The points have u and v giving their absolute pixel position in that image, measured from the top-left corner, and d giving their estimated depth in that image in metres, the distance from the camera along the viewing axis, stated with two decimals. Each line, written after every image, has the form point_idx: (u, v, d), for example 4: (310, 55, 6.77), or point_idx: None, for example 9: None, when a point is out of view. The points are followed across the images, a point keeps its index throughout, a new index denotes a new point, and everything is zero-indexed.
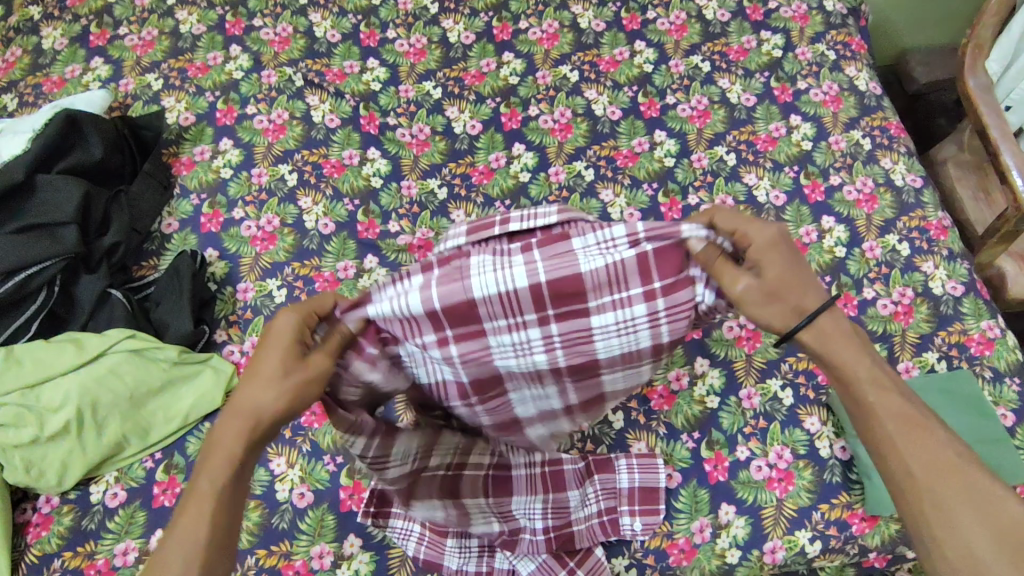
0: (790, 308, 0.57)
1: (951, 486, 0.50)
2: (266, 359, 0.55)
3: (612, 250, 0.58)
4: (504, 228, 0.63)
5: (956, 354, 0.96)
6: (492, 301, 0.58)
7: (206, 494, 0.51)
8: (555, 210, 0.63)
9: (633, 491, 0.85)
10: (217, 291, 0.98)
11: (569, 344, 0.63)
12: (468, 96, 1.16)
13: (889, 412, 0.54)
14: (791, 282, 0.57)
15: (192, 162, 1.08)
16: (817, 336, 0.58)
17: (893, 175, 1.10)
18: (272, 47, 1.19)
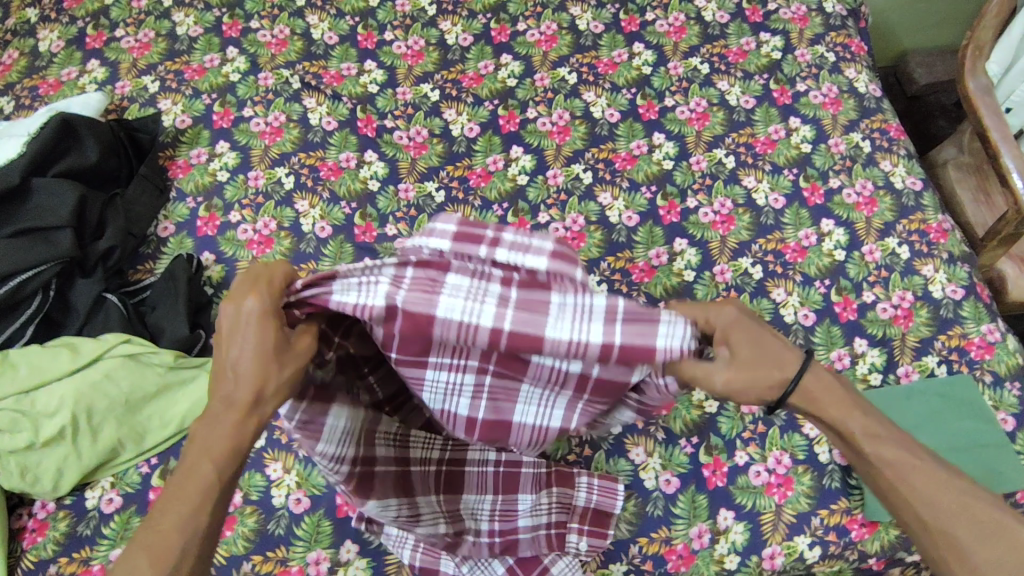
0: (774, 379, 0.53)
1: (963, 524, 0.50)
2: (246, 337, 0.50)
3: (584, 323, 0.52)
4: (491, 249, 0.57)
5: (956, 357, 0.96)
6: (448, 327, 0.53)
7: (198, 480, 0.47)
8: (551, 248, 0.58)
9: (587, 510, 0.82)
10: (214, 295, 0.98)
11: (494, 395, 0.66)
12: (466, 98, 1.15)
13: (891, 461, 0.52)
14: (760, 366, 0.53)
15: (189, 165, 1.08)
16: (806, 400, 0.55)
17: (894, 177, 1.10)
18: (269, 49, 1.19)
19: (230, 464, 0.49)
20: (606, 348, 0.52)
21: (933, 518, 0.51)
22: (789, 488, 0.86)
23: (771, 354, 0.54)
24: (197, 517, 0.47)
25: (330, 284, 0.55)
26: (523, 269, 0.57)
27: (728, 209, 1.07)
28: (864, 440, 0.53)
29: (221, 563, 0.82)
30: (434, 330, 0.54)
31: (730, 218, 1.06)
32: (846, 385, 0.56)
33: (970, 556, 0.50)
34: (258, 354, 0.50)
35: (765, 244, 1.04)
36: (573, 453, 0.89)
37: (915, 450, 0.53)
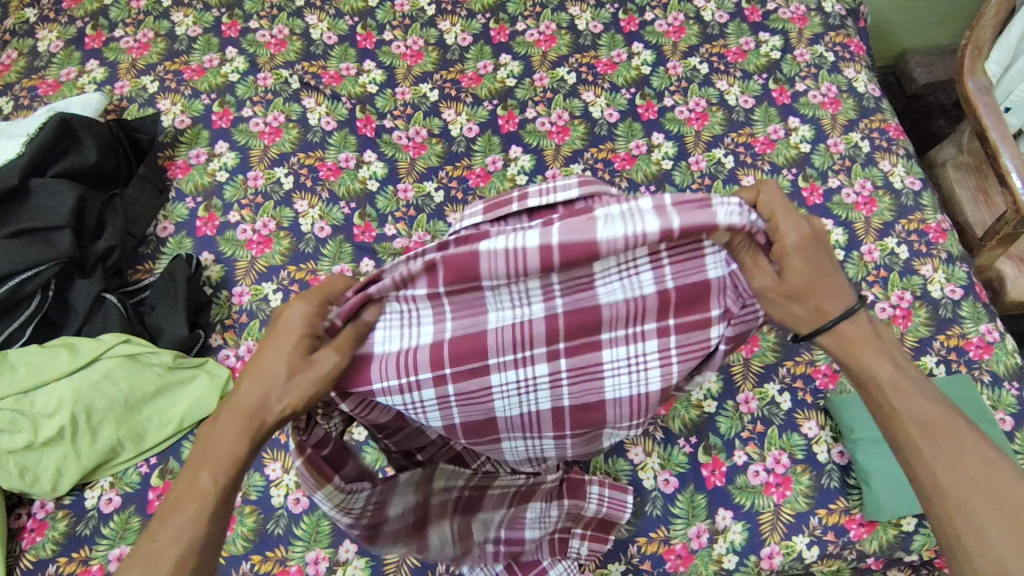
0: (830, 293, 0.53)
1: (978, 494, 0.49)
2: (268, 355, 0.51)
3: (637, 217, 0.48)
4: (521, 205, 0.57)
5: (955, 357, 0.96)
6: (496, 259, 0.49)
7: (198, 490, 0.49)
8: (576, 185, 0.57)
9: (594, 518, 0.82)
10: (213, 295, 0.98)
11: (575, 375, 0.58)
12: (465, 98, 1.15)
13: (920, 416, 0.52)
14: (822, 284, 0.52)
15: (188, 165, 1.08)
16: (838, 340, 0.54)
17: (893, 177, 1.10)
18: (268, 49, 1.19)
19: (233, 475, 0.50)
20: (667, 224, 0.48)
21: (950, 480, 0.49)
22: (787, 488, 0.86)
23: (834, 280, 0.52)
24: (194, 530, 0.48)
25: (374, 288, 0.53)
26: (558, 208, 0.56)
27: None
28: (893, 391, 0.53)
29: (221, 563, 0.82)
30: (482, 267, 0.50)
31: None
32: (889, 341, 0.55)
33: (979, 520, 0.48)
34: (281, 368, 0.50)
35: None
36: None
37: (948, 415, 0.52)
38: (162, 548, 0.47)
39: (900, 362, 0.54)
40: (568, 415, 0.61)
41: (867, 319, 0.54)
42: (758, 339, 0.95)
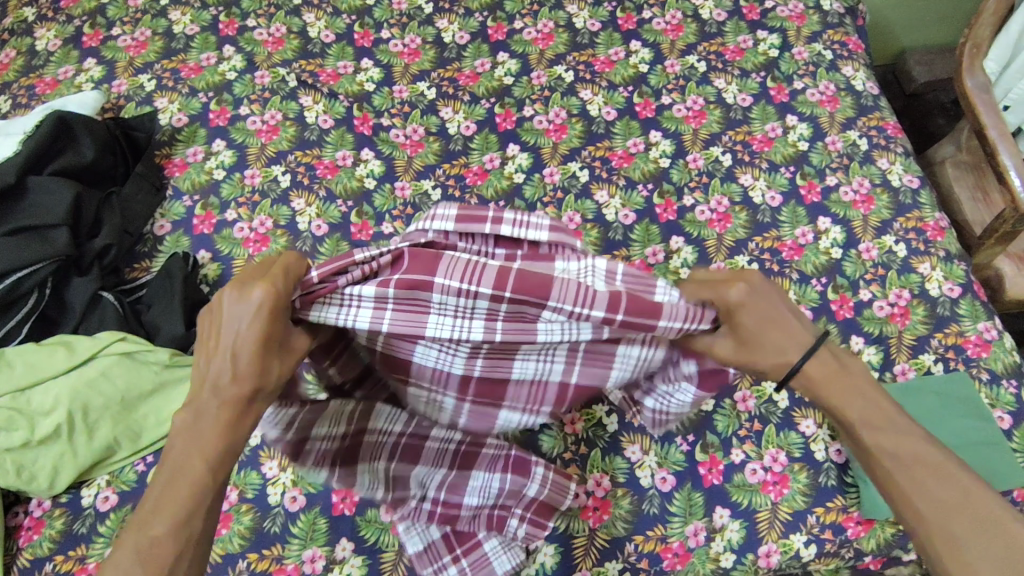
0: (774, 350, 0.56)
1: (956, 514, 0.51)
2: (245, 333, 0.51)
3: (587, 275, 0.62)
4: (495, 227, 0.65)
5: (953, 355, 0.96)
6: (453, 269, 0.57)
7: (189, 479, 0.50)
8: (546, 224, 0.66)
9: (535, 500, 0.81)
10: (210, 293, 0.98)
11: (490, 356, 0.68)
12: (463, 97, 1.15)
13: (892, 447, 0.54)
14: (770, 333, 0.56)
15: (185, 163, 1.08)
16: (805, 380, 0.58)
17: (890, 175, 1.10)
18: (265, 48, 1.18)
19: (219, 461, 0.52)
20: (615, 296, 0.56)
21: (930, 508, 0.51)
22: (784, 486, 0.86)
23: (787, 328, 0.57)
24: (191, 521, 0.49)
25: (339, 278, 0.57)
26: (525, 243, 0.66)
27: (724, 207, 1.07)
28: (862, 424, 0.55)
29: (217, 562, 0.82)
30: (439, 268, 0.57)
31: (726, 216, 1.06)
32: (856, 372, 0.58)
33: (957, 539, 0.50)
34: (256, 347, 0.51)
35: (762, 242, 1.04)
36: (568, 452, 0.88)
37: (919, 439, 0.54)
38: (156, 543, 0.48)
39: (865, 388, 0.57)
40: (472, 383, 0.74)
41: (828, 352, 0.57)
42: None
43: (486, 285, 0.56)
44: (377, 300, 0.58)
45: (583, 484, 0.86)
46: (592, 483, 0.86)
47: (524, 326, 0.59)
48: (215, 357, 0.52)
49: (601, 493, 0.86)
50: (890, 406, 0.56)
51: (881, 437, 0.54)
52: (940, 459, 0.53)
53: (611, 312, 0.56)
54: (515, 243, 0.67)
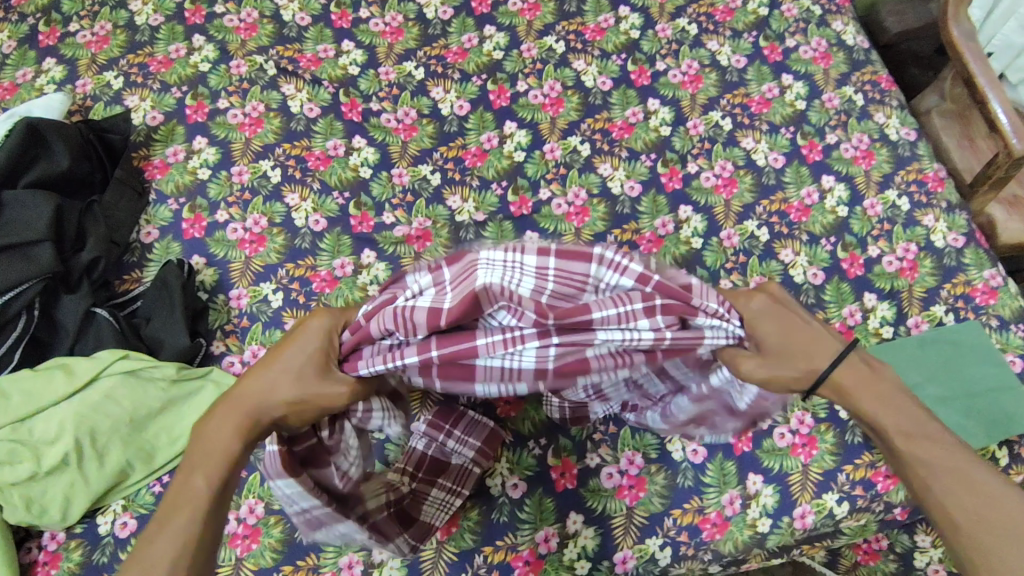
0: (812, 360, 0.56)
1: (994, 523, 0.46)
2: (273, 358, 0.56)
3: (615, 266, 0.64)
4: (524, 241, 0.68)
5: (962, 305, 0.97)
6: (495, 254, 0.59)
7: (194, 486, 0.51)
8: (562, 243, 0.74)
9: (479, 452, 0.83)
10: (209, 301, 0.93)
11: (564, 353, 0.58)
12: (453, 75, 1.11)
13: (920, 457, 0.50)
14: (795, 342, 0.56)
15: (166, 164, 1.01)
16: (834, 391, 0.56)
17: (888, 129, 1.10)
18: (238, 35, 1.12)
19: (226, 472, 0.52)
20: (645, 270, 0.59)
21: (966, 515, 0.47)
22: (814, 448, 0.86)
23: (805, 331, 0.57)
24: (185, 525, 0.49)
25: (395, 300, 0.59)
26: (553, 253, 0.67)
27: (729, 172, 1.05)
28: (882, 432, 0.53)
29: None
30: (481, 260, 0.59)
31: (731, 181, 1.05)
32: (886, 376, 0.55)
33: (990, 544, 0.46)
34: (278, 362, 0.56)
35: (769, 205, 1.03)
36: (598, 433, 0.87)
37: (959, 450, 0.50)
38: (159, 555, 0.47)
39: (894, 393, 0.54)
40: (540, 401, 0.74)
41: (857, 359, 0.55)
42: None
43: (531, 250, 0.59)
44: (436, 287, 0.60)
45: (616, 463, 0.86)
46: (625, 462, 0.86)
47: (578, 287, 0.59)
48: (246, 379, 0.56)
49: (635, 470, 0.85)
50: (916, 410, 0.53)
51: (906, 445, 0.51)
52: (972, 466, 0.49)
53: (645, 274, 0.58)
54: None
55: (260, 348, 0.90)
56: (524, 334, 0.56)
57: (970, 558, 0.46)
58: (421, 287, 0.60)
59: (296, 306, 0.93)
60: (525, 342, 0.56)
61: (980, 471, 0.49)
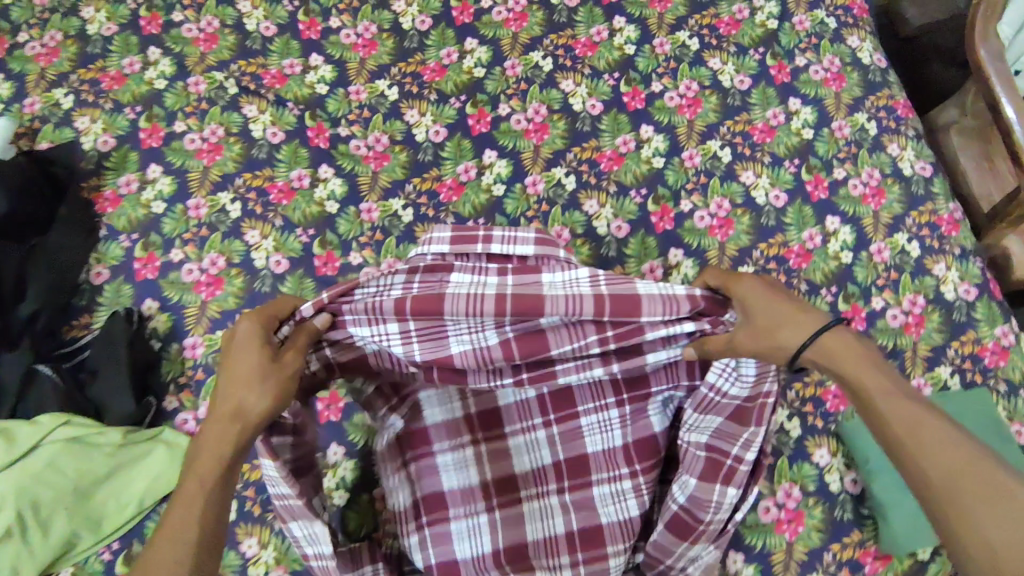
0: (801, 328, 0.62)
1: (972, 491, 0.51)
2: (237, 359, 0.62)
3: (573, 286, 0.72)
4: (486, 245, 0.76)
5: (969, 366, 0.91)
6: (457, 302, 0.68)
7: (197, 495, 0.56)
8: (532, 243, 0.77)
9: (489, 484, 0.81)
10: (162, 350, 0.88)
11: (527, 353, 0.71)
12: (429, 96, 1.02)
13: (895, 424, 0.56)
14: (797, 321, 0.62)
15: (118, 196, 0.94)
16: (822, 354, 0.61)
17: (902, 163, 1.01)
18: (197, 47, 1.03)
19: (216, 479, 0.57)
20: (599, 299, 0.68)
21: (942, 473, 0.52)
22: (801, 525, 0.82)
23: (796, 316, 0.62)
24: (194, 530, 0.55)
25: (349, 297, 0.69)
26: (514, 257, 0.77)
27: (725, 211, 0.97)
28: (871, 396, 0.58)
29: None
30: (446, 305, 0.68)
31: (728, 221, 0.97)
32: (870, 348, 0.61)
33: (971, 516, 0.50)
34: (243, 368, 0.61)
35: (767, 249, 0.95)
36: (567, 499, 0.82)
37: (931, 417, 0.55)
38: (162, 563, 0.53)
39: (871, 362, 0.60)
40: (566, 465, 0.82)
41: (844, 331, 0.61)
42: None
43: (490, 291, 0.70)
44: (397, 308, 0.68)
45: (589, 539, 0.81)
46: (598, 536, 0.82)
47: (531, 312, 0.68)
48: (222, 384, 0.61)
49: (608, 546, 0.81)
50: (881, 376, 0.58)
51: (892, 409, 0.56)
52: (938, 427, 0.54)
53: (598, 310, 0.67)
54: (506, 257, 0.77)
55: None
56: (485, 334, 0.71)
57: (954, 518, 0.51)
58: (393, 292, 0.70)
59: None
60: (487, 333, 0.71)
61: (945, 432, 0.54)
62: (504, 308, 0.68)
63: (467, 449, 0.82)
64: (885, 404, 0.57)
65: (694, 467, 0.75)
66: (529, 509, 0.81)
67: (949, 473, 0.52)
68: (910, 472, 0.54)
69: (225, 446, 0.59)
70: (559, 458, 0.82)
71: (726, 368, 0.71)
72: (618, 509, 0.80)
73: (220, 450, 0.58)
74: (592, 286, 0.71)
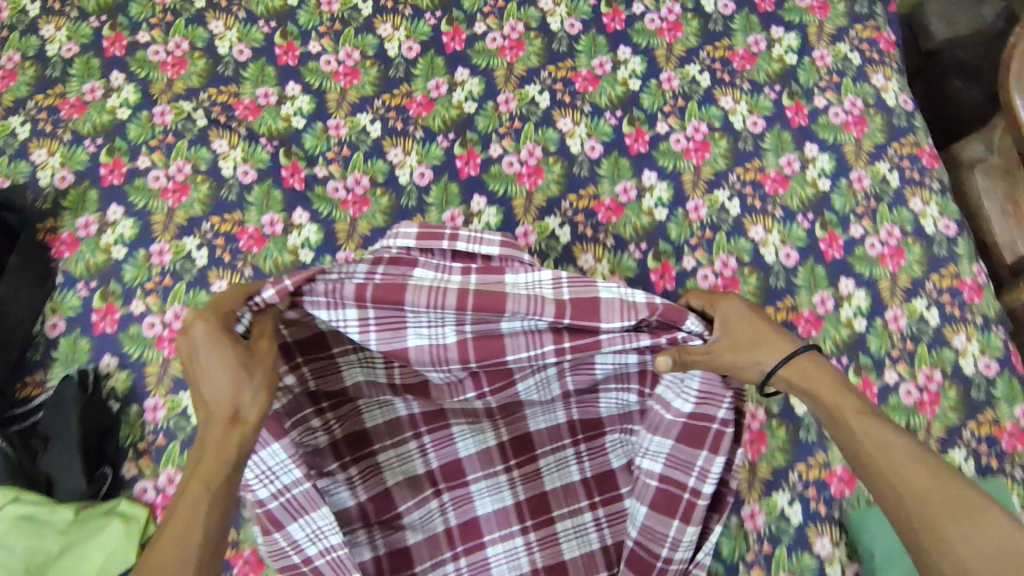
0: (775, 350, 0.66)
1: (938, 502, 0.56)
2: (213, 361, 0.60)
3: (536, 288, 0.71)
4: (451, 244, 0.77)
5: (986, 449, 0.85)
6: (419, 293, 0.68)
7: (200, 500, 0.57)
8: (497, 241, 0.78)
9: (453, 530, 0.81)
10: (120, 412, 0.82)
11: (483, 350, 0.71)
12: (415, 133, 0.94)
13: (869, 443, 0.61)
14: (761, 340, 0.67)
15: (75, 240, 0.88)
16: (795, 378, 0.66)
17: (924, 220, 0.93)
18: (164, 72, 0.95)
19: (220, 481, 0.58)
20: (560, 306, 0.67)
21: (910, 492, 0.58)
22: None
23: (770, 339, 0.67)
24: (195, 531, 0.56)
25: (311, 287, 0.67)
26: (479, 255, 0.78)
27: (731, 269, 0.90)
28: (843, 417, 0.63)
29: None
30: (408, 297, 0.68)
31: (733, 280, 0.89)
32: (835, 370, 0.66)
33: (940, 527, 0.56)
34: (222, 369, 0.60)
35: (774, 314, 0.88)
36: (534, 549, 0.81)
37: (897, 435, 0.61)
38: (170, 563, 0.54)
39: (839, 385, 0.65)
40: (528, 506, 0.82)
41: (814, 357, 0.66)
42: (765, 438, 0.84)
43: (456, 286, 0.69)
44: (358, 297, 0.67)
45: None
46: None
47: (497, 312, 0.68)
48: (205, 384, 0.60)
49: None
50: (850, 399, 0.64)
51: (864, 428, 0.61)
52: (903, 445, 0.60)
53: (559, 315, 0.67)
54: (469, 256, 0.79)
55: (176, 472, 0.80)
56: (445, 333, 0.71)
57: (925, 529, 0.56)
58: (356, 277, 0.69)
59: None
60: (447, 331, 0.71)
61: (909, 449, 0.60)
62: (468, 302, 0.68)
63: (430, 500, 0.81)
64: (855, 424, 0.62)
65: (645, 496, 0.77)
66: (494, 554, 0.81)
67: (918, 487, 0.58)
68: (882, 486, 0.60)
69: (227, 448, 0.58)
70: (521, 499, 0.82)
71: (675, 382, 0.73)
72: (580, 543, 0.81)
73: (222, 448, 0.58)
74: (554, 290, 0.70)
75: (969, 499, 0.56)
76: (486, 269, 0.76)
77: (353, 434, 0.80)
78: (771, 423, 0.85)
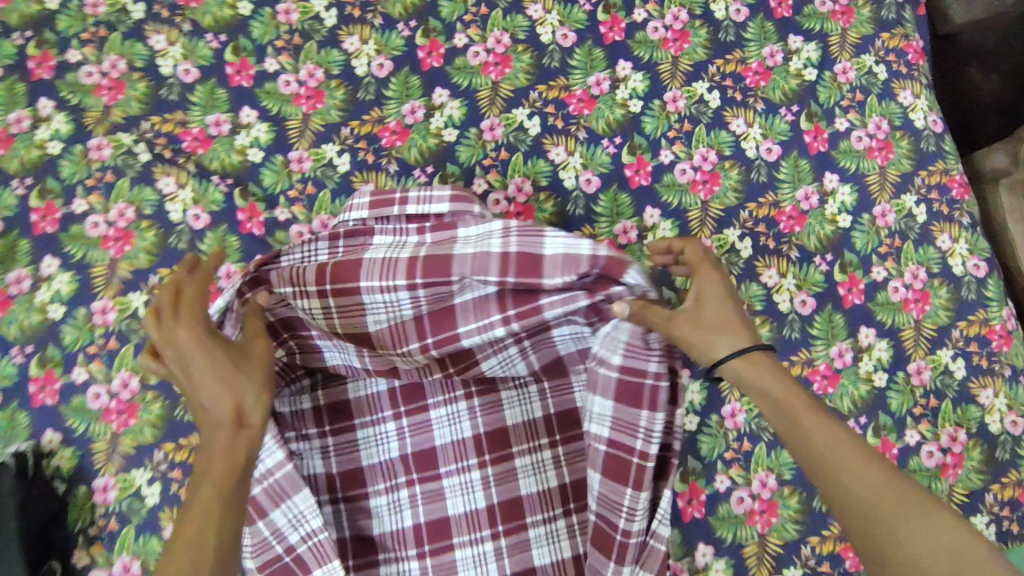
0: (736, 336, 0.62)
1: (891, 505, 0.52)
2: (200, 360, 0.55)
3: (484, 242, 0.68)
4: (402, 207, 0.74)
5: (1009, 514, 0.79)
6: (372, 266, 0.70)
7: (215, 497, 0.52)
8: (448, 198, 0.74)
9: (420, 529, 0.77)
10: (67, 494, 0.74)
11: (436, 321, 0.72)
12: (388, 166, 0.83)
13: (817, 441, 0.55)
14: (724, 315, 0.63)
15: (6, 298, 0.77)
16: (739, 371, 0.61)
17: (952, 259, 0.85)
18: (99, 97, 0.83)
19: (238, 475, 0.53)
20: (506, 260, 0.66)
21: (864, 496, 0.52)
22: None
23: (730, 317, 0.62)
24: (221, 527, 0.51)
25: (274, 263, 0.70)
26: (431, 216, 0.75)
27: None
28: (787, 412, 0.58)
29: None
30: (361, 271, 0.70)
31: None
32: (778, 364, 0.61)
33: (895, 531, 0.51)
34: (208, 367, 0.55)
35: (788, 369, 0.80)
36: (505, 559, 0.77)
37: (845, 433, 0.56)
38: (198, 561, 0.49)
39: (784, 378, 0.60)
40: (499, 510, 0.77)
41: (760, 351, 0.61)
42: (776, 508, 0.78)
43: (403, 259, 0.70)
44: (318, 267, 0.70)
45: None
46: None
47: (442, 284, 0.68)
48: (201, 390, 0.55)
49: None
50: (798, 395, 0.59)
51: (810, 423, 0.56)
52: (852, 443, 0.55)
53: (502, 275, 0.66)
54: (423, 216, 0.75)
55: (132, 560, 0.73)
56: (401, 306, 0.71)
57: (879, 533, 0.51)
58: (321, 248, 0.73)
59: (176, 504, 0.75)
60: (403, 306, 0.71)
61: (858, 448, 0.55)
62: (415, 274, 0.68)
63: (401, 490, 0.78)
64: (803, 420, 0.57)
65: (597, 462, 0.71)
66: (461, 556, 0.76)
67: (869, 491, 0.53)
68: (830, 488, 0.54)
69: (232, 442, 0.54)
70: (493, 502, 0.77)
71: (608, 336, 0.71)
72: (552, 550, 0.76)
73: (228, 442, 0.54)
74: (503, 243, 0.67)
75: (924, 500, 0.52)
76: (441, 229, 0.74)
77: (337, 404, 0.79)
78: (783, 491, 0.78)
